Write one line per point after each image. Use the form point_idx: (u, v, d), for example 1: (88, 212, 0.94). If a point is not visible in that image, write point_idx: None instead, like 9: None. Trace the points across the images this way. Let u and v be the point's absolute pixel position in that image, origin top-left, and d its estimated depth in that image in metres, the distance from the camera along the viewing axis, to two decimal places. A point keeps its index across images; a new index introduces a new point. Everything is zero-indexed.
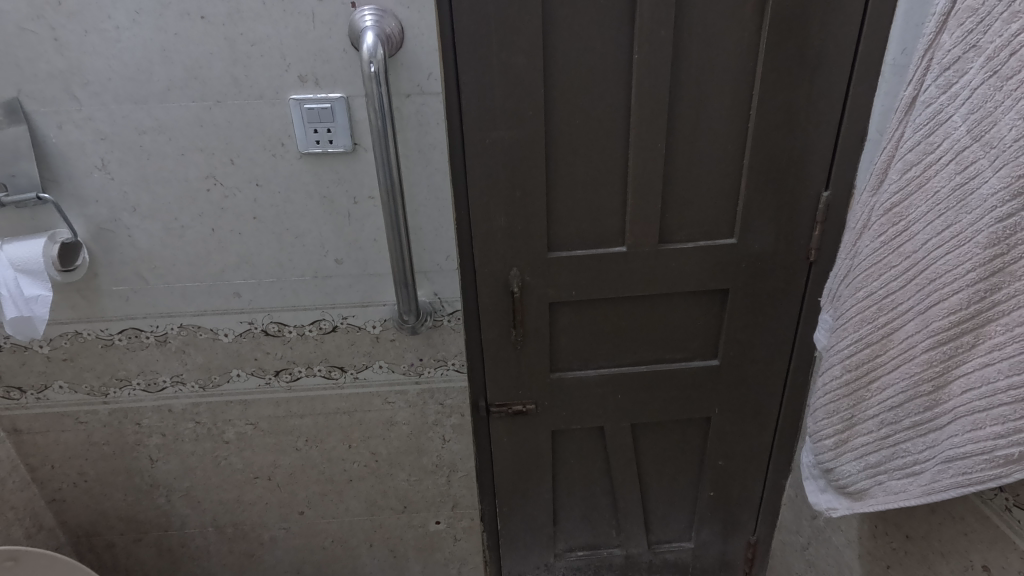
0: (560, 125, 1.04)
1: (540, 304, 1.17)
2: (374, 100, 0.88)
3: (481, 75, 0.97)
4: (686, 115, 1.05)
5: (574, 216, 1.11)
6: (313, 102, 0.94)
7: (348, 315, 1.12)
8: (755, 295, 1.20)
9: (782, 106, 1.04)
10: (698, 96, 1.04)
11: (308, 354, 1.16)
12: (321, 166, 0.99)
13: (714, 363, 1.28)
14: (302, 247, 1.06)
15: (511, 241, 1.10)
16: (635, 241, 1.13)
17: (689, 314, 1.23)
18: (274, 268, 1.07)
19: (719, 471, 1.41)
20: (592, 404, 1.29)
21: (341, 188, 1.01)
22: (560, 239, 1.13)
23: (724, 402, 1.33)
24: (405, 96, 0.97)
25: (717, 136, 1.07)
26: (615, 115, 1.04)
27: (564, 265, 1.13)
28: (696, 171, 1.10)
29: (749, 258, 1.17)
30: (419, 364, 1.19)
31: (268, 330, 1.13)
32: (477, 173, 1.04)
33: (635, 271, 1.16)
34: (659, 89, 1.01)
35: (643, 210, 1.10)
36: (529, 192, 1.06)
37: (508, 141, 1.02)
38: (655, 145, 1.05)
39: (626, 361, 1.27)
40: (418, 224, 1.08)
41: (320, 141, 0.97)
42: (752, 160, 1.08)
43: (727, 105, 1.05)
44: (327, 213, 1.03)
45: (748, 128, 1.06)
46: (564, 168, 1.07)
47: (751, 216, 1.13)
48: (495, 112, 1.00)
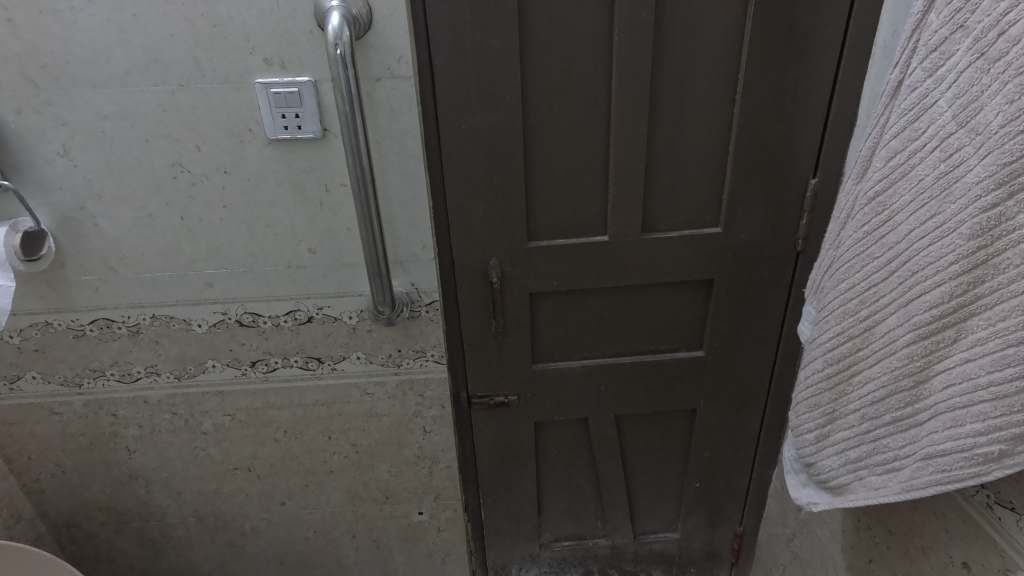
0: (537, 112, 1.00)
1: (520, 294, 1.15)
2: (341, 85, 0.85)
3: (454, 58, 0.94)
4: (668, 100, 1.02)
5: (553, 204, 1.08)
6: (279, 86, 0.91)
7: (324, 305, 1.10)
8: (740, 285, 1.18)
9: (768, 89, 1.01)
10: (680, 81, 1.00)
11: (283, 345, 1.14)
12: (290, 153, 0.96)
13: (699, 354, 1.26)
14: (275, 236, 1.03)
15: (490, 229, 1.08)
16: (617, 230, 1.10)
17: (673, 304, 1.20)
18: (246, 258, 1.05)
19: (705, 461, 1.40)
20: (576, 396, 1.28)
21: (312, 175, 0.98)
22: (541, 229, 1.10)
23: (709, 393, 1.31)
24: (375, 80, 0.94)
25: (700, 122, 1.04)
26: (596, 101, 1.00)
27: (544, 255, 1.11)
28: (678, 158, 1.06)
29: (734, 247, 1.14)
30: (397, 355, 1.17)
31: (242, 321, 1.11)
32: (452, 159, 1.01)
33: (617, 261, 1.13)
34: (640, 74, 0.98)
35: (624, 199, 1.07)
36: (508, 180, 1.04)
37: (485, 128, 0.99)
38: (636, 131, 1.02)
39: (609, 353, 1.25)
40: (392, 213, 1.05)
41: (288, 127, 0.94)
42: (738, 147, 1.05)
43: (711, 88, 1.01)
44: (297, 200, 1.00)
45: (733, 113, 1.03)
46: (543, 156, 1.04)
47: (737, 204, 1.10)
48: (470, 97, 0.97)
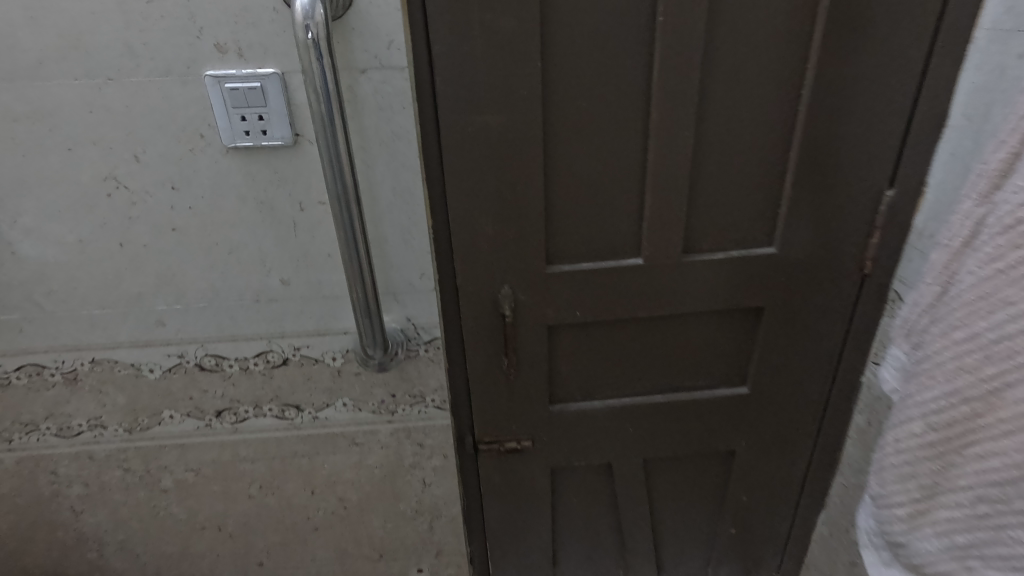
0: (560, 110, 0.81)
1: (536, 328, 0.96)
2: (314, 79, 0.66)
3: (458, 44, 0.74)
4: (721, 96, 0.83)
5: (578, 221, 0.89)
6: (236, 79, 0.71)
7: (302, 346, 0.91)
8: (794, 313, 1.00)
9: (842, 82, 0.82)
10: (738, 73, 0.81)
11: (254, 392, 0.95)
12: (253, 164, 0.76)
13: (743, 392, 1.09)
14: (239, 265, 0.84)
15: (501, 252, 0.89)
16: (653, 252, 0.92)
17: (715, 336, 1.03)
18: (205, 291, 0.85)
19: (743, 506, 1.22)
20: (599, 439, 1.10)
21: (283, 190, 0.78)
22: (561, 250, 0.91)
23: (751, 434, 1.13)
24: (359, 72, 0.78)
25: (759, 121, 0.85)
26: (634, 98, 0.81)
27: (566, 281, 0.93)
28: (730, 167, 0.88)
29: (790, 269, 0.96)
30: (390, 401, 0.99)
31: (203, 364, 0.92)
32: (456, 170, 0.82)
33: (651, 288, 0.95)
34: (691, 64, 0.79)
35: (663, 215, 0.89)
36: (524, 195, 0.85)
37: (497, 130, 0.80)
38: (681, 134, 0.83)
39: (638, 391, 1.07)
40: (383, 234, 0.88)
41: (250, 132, 0.74)
42: (802, 153, 0.87)
43: (774, 81, 0.82)
44: (266, 222, 0.81)
45: (799, 111, 0.85)
46: (567, 165, 0.85)
47: (795, 220, 0.92)
48: (479, 93, 0.77)
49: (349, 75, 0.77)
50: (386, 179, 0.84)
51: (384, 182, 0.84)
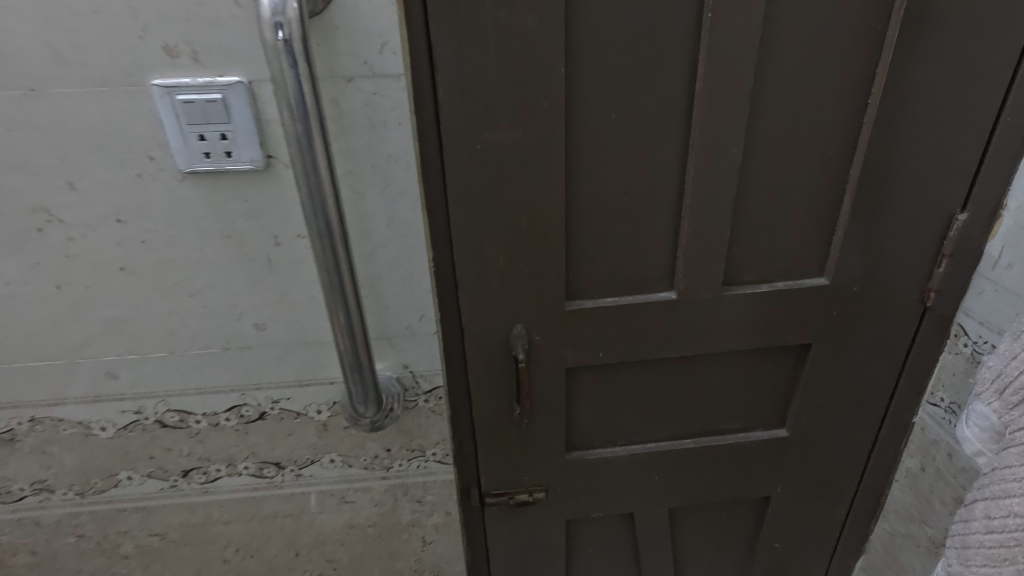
0: (586, 124, 0.68)
1: (553, 371, 0.84)
2: (288, 91, 0.53)
3: (465, 45, 0.61)
4: (774, 107, 0.70)
5: (603, 252, 0.76)
6: (191, 91, 0.57)
7: (281, 399, 0.78)
8: (843, 350, 0.89)
9: (916, 90, 0.70)
10: (795, 80, 0.69)
11: (227, 449, 0.82)
12: (217, 192, 0.63)
13: (781, 435, 0.97)
14: (203, 309, 0.70)
15: (514, 289, 0.76)
16: (688, 286, 0.79)
17: (753, 376, 0.91)
18: (164, 339, 0.72)
19: (776, 555, 1.11)
20: (620, 489, 0.98)
21: (254, 223, 0.65)
22: (583, 284, 0.79)
23: (789, 479, 1.02)
24: (345, 80, 0.64)
25: (816, 136, 0.72)
26: (673, 110, 0.69)
27: (588, 320, 0.80)
28: (780, 188, 0.75)
29: (843, 302, 0.84)
30: (385, 456, 0.86)
31: (165, 421, 0.78)
32: (462, 196, 0.68)
33: (685, 325, 0.82)
34: (743, 69, 0.66)
35: (703, 245, 0.76)
36: (541, 223, 0.72)
37: (511, 149, 0.67)
38: (728, 153, 0.70)
39: (665, 436, 0.95)
40: (376, 271, 0.74)
41: (211, 154, 0.60)
42: (864, 172, 0.74)
43: (836, 89, 0.70)
44: (234, 260, 0.67)
45: (863, 125, 0.72)
46: (592, 187, 0.72)
47: (852, 248, 0.80)
48: (490, 105, 0.64)
49: (332, 84, 0.64)
50: (378, 207, 0.71)
51: (376, 210, 0.71)
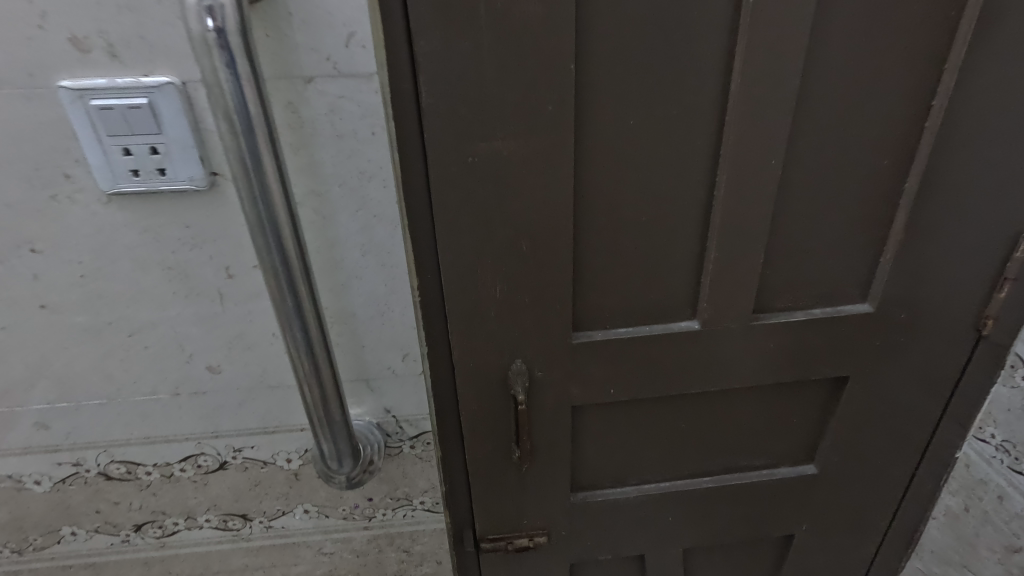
0: (598, 130, 0.57)
1: (558, 411, 0.73)
2: (221, 94, 0.44)
3: (454, 36, 0.49)
4: (820, 111, 0.59)
5: (617, 279, 0.66)
6: (115, 98, 0.52)
7: (244, 447, 0.68)
8: (882, 382, 0.79)
9: (991, 91, 0.59)
10: (848, 78, 0.58)
11: (184, 501, 0.72)
12: (150, 213, 0.56)
13: (810, 472, 0.87)
14: (146, 349, 0.61)
15: (513, 323, 0.65)
16: (713, 316, 0.69)
17: (780, 411, 0.81)
18: (101, 382, 0.62)
19: None
20: (631, 532, 0.88)
21: (199, 249, 0.58)
22: (593, 314, 0.68)
23: (816, 517, 0.92)
24: (304, 81, 0.53)
25: (868, 145, 0.62)
26: (703, 115, 0.58)
27: (599, 356, 0.69)
28: (824, 204, 0.64)
29: (887, 331, 0.74)
30: (367, 505, 0.76)
31: (110, 473, 0.68)
32: (451, 218, 0.57)
33: (708, 359, 0.72)
34: (789, 67, 0.55)
35: (731, 272, 0.66)
36: (545, 248, 0.61)
37: (510, 162, 0.56)
38: (765, 166, 0.60)
39: (681, 474, 0.86)
40: (351, 304, 0.64)
41: (142, 171, 0.54)
42: (921, 188, 0.64)
43: (894, 90, 0.59)
44: (178, 291, 0.59)
45: (923, 132, 0.61)
46: (605, 205, 0.61)
47: (902, 272, 0.69)
48: (485, 109, 0.53)
49: (288, 85, 0.53)
50: (351, 232, 0.60)
51: (349, 235, 0.60)
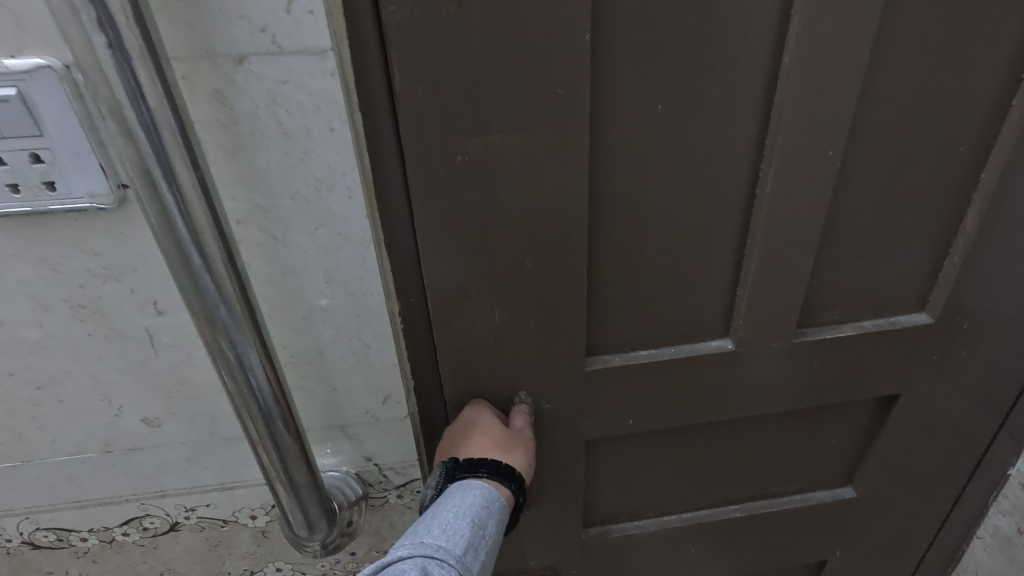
0: (619, 117, 0.46)
1: (569, 445, 0.63)
2: (103, 79, 0.32)
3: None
4: (889, 89, 0.49)
5: (640, 296, 0.55)
6: None
7: (198, 506, 0.57)
8: (935, 399, 0.69)
9: None
10: (924, 46, 0.47)
11: (132, 566, 0.61)
12: (43, 242, 0.41)
13: (847, 496, 0.78)
14: (59, 406, 0.48)
15: (517, 352, 0.54)
16: (751, 336, 0.58)
17: (818, 432, 0.72)
18: (9, 445, 0.50)
19: None
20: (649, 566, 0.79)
21: (115, 284, 0.43)
22: (610, 336, 0.57)
23: (851, 540, 0.84)
24: (235, 62, 0.40)
25: (940, 128, 0.51)
26: (751, 95, 0.46)
27: (618, 383, 0.59)
28: (883, 199, 0.54)
29: (946, 344, 0.64)
30: (350, 560, 0.65)
31: (37, 542, 0.57)
32: (439, 231, 0.46)
33: (743, 383, 0.62)
34: (862, 32, 0.43)
35: (775, 285, 0.55)
36: (555, 263, 0.49)
37: (512, 160, 0.44)
38: (823, 158, 0.48)
39: (705, 503, 0.76)
40: (317, 337, 0.52)
41: (21, 186, 0.38)
42: (1001, 178, 0.53)
43: (977, 61, 0.48)
44: (96, 336, 0.45)
45: (1009, 111, 0.51)
46: (627, 208, 0.50)
47: (970, 275, 0.59)
48: (478, 92, 0.41)
49: (213, 67, 0.40)
50: (310, 253, 0.48)
51: (307, 258, 0.48)
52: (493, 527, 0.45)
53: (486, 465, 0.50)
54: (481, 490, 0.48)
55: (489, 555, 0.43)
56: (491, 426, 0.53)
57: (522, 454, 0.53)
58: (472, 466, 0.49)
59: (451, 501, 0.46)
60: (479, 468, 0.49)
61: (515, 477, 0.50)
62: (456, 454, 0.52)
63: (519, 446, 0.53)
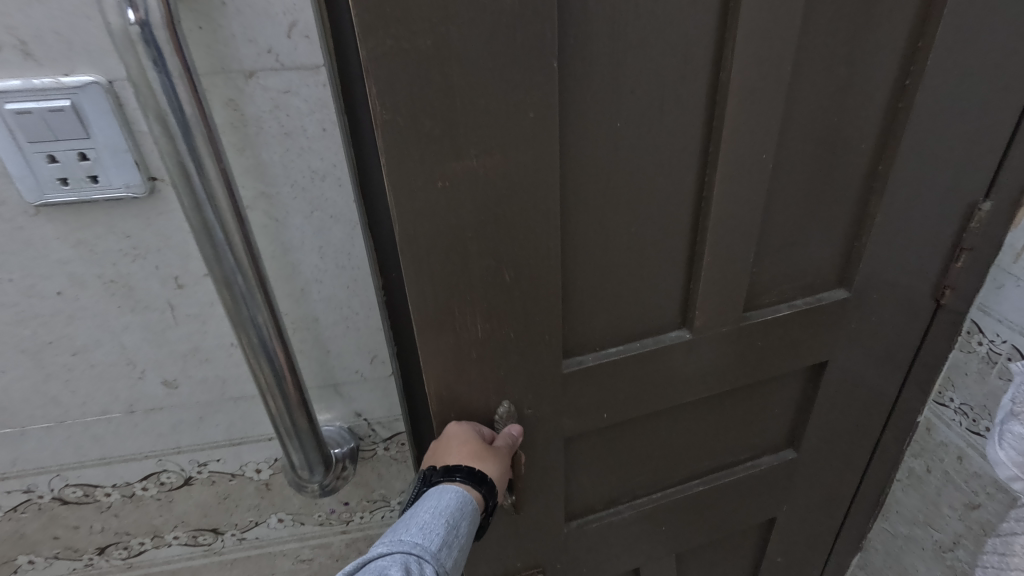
0: (583, 139, 0.53)
1: (549, 444, 0.71)
2: (150, 93, 0.41)
3: (415, 32, 0.42)
4: (803, 101, 0.59)
5: (605, 294, 0.64)
6: (29, 97, 0.44)
7: (209, 460, 0.65)
8: (857, 360, 0.80)
9: (960, 71, 0.59)
10: (827, 64, 0.57)
11: (150, 519, 0.69)
12: (84, 226, 0.49)
13: (790, 457, 0.90)
14: (91, 370, 0.56)
15: (501, 351, 0.61)
16: (705, 323, 0.68)
17: (762, 404, 0.83)
18: (47, 408, 0.57)
19: (778, 567, 1.05)
20: (625, 547, 0.88)
21: (144, 262, 0.52)
22: (581, 338, 0.65)
23: (794, 494, 0.95)
24: (244, 76, 0.48)
25: (841, 127, 0.62)
26: (684, 106, 0.55)
27: (587, 381, 0.67)
28: (800, 189, 0.64)
29: (860, 313, 0.75)
30: (343, 510, 0.74)
31: (66, 498, 0.64)
32: (429, 251, 0.52)
33: (700, 372, 0.72)
34: (776, 58, 0.53)
35: (728, 270, 0.65)
36: (530, 275, 0.57)
37: (489, 180, 0.50)
38: (758, 160, 0.59)
39: (671, 481, 0.86)
40: (313, 309, 0.61)
41: (69, 180, 0.47)
42: (892, 169, 0.64)
43: (866, 74, 0.60)
44: (124, 309, 0.53)
45: (896, 113, 0.62)
46: (590, 216, 0.57)
47: (872, 252, 0.70)
48: (459, 120, 0.47)
49: (226, 80, 0.48)
50: (306, 234, 0.57)
51: (304, 239, 0.57)
52: (465, 527, 0.54)
53: (460, 471, 0.56)
54: (456, 494, 0.56)
55: (458, 552, 0.53)
56: (466, 436, 0.60)
57: (495, 462, 0.59)
58: (448, 472, 0.56)
59: (430, 503, 0.54)
60: (455, 474, 0.56)
61: (486, 482, 0.57)
62: (435, 462, 0.59)
63: (493, 456, 0.59)
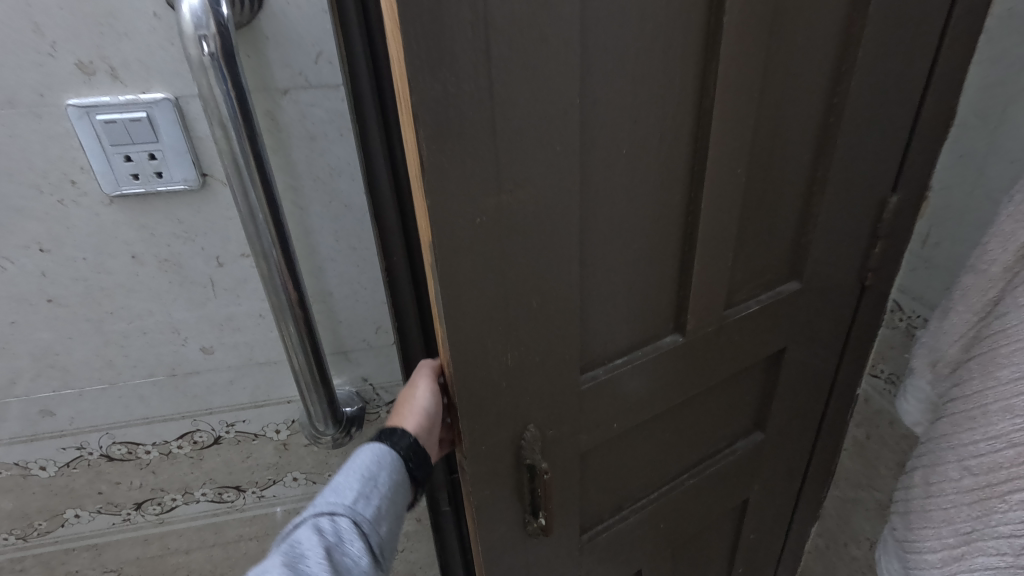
0: (601, 168, 0.60)
1: (567, 463, 0.76)
2: (214, 108, 0.53)
3: (461, 78, 0.47)
4: (765, 124, 0.69)
5: (615, 309, 0.70)
6: (112, 109, 0.56)
7: (236, 421, 0.76)
8: (807, 343, 0.91)
9: (869, 95, 0.73)
10: (783, 92, 0.68)
11: (182, 477, 0.80)
12: (148, 214, 0.61)
13: (759, 438, 1.00)
14: (144, 338, 0.68)
15: (528, 376, 0.65)
16: (699, 323, 0.77)
17: (740, 393, 0.93)
18: (104, 371, 0.69)
19: (750, 543, 1.15)
20: (631, 549, 0.94)
21: (192, 244, 0.64)
22: (594, 354, 0.71)
23: (761, 474, 1.05)
24: (280, 93, 0.61)
25: (789, 142, 0.73)
26: (677, 131, 0.63)
27: (600, 395, 0.73)
28: (763, 200, 0.75)
29: (808, 301, 0.87)
30: None
31: (111, 454, 0.75)
32: (471, 283, 0.56)
33: (691, 367, 0.80)
34: (745, 88, 0.63)
35: (717, 267, 0.74)
36: (551, 298, 0.62)
37: (517, 213, 0.55)
38: (734, 174, 0.69)
39: (666, 479, 0.93)
40: (328, 285, 0.72)
41: (140, 175, 0.59)
42: (823, 176, 0.77)
43: (807, 99, 0.71)
44: (174, 284, 0.65)
45: (828, 131, 0.75)
46: (602, 243, 0.64)
47: (813, 247, 0.82)
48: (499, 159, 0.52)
49: (266, 96, 0.61)
50: (325, 221, 0.68)
51: (323, 224, 0.69)
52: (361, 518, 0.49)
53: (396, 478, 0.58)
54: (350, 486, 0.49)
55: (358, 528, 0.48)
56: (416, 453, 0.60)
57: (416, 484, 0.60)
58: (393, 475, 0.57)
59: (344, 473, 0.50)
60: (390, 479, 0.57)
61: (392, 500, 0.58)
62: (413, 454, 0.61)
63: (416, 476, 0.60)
